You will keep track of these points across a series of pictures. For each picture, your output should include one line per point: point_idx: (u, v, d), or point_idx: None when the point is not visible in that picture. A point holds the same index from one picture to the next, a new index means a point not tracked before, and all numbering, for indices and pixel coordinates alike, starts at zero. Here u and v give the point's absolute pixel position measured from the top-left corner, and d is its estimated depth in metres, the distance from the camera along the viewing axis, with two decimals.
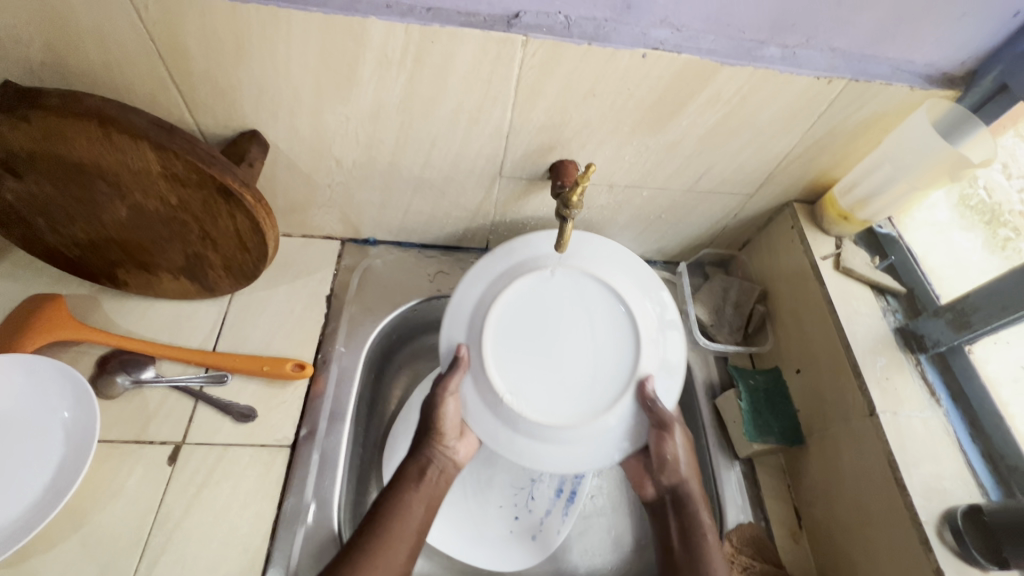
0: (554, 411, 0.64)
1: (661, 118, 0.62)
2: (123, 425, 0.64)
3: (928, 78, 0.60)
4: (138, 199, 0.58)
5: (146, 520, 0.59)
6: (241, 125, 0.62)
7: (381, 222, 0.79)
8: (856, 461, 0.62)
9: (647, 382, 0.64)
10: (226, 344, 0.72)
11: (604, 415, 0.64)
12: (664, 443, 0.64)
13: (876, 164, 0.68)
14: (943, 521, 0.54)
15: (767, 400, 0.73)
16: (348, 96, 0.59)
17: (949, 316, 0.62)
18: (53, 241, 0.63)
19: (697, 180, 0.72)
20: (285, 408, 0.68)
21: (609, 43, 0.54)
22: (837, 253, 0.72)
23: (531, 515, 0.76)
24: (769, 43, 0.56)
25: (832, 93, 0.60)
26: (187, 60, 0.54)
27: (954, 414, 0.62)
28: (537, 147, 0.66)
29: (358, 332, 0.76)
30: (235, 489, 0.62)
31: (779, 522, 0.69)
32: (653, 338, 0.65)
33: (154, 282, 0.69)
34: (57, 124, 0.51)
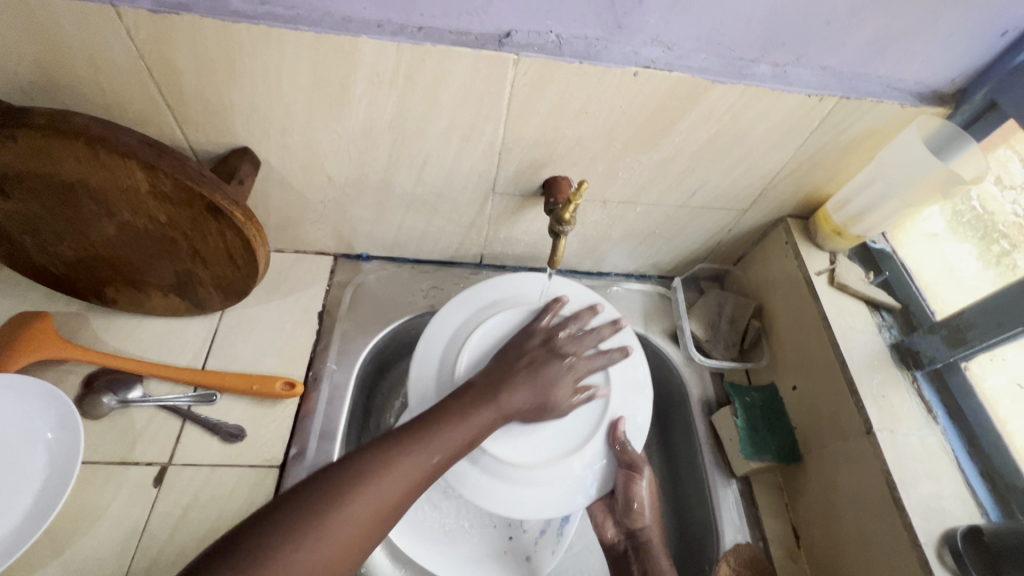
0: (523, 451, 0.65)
1: (654, 135, 0.62)
2: (108, 446, 0.62)
3: (918, 96, 0.60)
4: (126, 217, 0.57)
5: (130, 545, 0.57)
6: (232, 142, 0.61)
7: (374, 238, 0.79)
8: (854, 480, 0.61)
9: (618, 424, 0.66)
10: (216, 362, 0.70)
11: (571, 457, 0.64)
12: (633, 485, 0.65)
13: (868, 181, 0.68)
14: (942, 542, 0.53)
15: (764, 417, 0.73)
16: (339, 114, 0.59)
17: (944, 332, 0.61)
18: (41, 259, 0.63)
19: (690, 196, 0.72)
20: (274, 428, 0.67)
21: (600, 62, 0.54)
22: (832, 269, 0.72)
23: (525, 535, 0.75)
24: (760, 62, 0.57)
25: (824, 110, 0.60)
26: (178, 78, 0.54)
27: (951, 432, 0.61)
28: (529, 163, 0.66)
29: (350, 349, 0.76)
30: (222, 511, 0.60)
31: (777, 542, 0.68)
32: (622, 383, 0.69)
33: (144, 300, 0.69)
34: (45, 143, 0.50)
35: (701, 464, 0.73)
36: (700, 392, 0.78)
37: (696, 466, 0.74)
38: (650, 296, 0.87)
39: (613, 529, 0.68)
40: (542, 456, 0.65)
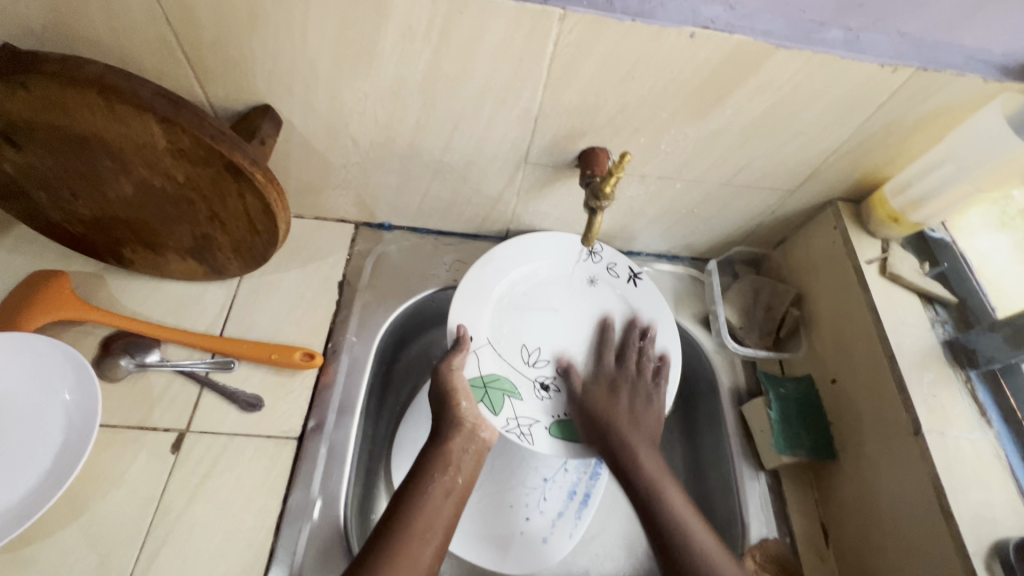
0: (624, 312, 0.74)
1: (706, 105, 0.57)
2: (126, 410, 0.62)
3: (1003, 70, 0.54)
4: (142, 174, 0.54)
5: (147, 510, 0.57)
6: (252, 98, 0.58)
7: (397, 207, 0.76)
8: (894, 479, 0.58)
9: (562, 358, 0.71)
10: (234, 328, 0.69)
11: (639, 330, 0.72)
12: (618, 395, 0.67)
13: (936, 163, 0.62)
14: (991, 554, 0.50)
15: (799, 410, 0.69)
16: (367, 70, 0.55)
17: (1008, 331, 0.57)
18: (55, 217, 0.60)
19: (736, 173, 0.67)
20: (292, 398, 0.65)
21: (653, 20, 0.49)
22: (883, 258, 0.67)
23: (542, 516, 0.74)
24: (832, 25, 0.51)
25: (896, 83, 0.54)
26: (198, 29, 0.50)
27: (1005, 437, 0.57)
28: (566, 132, 0.61)
29: (369, 321, 0.73)
30: (239, 481, 0.59)
31: (804, 537, 0.65)
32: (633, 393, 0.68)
33: (161, 262, 0.66)
34: (55, 92, 0.47)
35: (728, 453, 0.70)
36: (730, 380, 0.74)
37: (721, 458, 0.72)
38: (682, 278, 0.84)
39: (648, 460, 0.63)
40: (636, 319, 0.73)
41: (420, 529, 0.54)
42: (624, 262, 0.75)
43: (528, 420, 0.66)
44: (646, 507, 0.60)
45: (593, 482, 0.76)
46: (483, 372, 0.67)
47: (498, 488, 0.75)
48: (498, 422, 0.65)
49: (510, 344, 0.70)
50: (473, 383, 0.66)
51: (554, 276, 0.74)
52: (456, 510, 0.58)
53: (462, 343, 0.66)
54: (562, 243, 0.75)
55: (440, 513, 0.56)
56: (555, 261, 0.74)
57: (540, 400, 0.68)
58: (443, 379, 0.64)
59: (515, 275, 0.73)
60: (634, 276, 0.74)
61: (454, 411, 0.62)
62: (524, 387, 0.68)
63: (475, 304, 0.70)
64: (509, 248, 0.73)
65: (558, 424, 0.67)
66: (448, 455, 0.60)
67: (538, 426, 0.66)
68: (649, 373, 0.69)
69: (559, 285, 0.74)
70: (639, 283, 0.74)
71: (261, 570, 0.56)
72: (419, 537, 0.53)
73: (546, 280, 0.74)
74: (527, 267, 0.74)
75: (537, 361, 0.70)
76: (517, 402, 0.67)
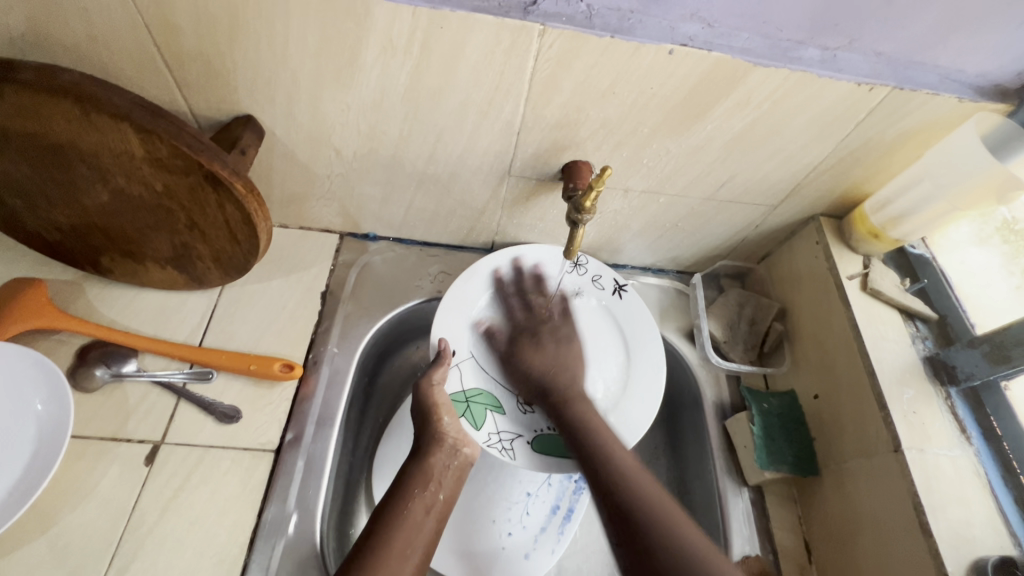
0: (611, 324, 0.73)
1: (687, 121, 0.58)
2: (100, 421, 0.61)
3: (978, 90, 0.55)
4: (120, 183, 0.53)
5: (117, 525, 0.56)
6: (234, 109, 0.58)
7: (381, 218, 0.76)
8: (876, 497, 0.57)
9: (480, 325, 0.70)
10: (213, 339, 0.68)
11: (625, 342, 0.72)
12: (535, 346, 0.68)
13: (915, 180, 0.63)
14: (971, 572, 0.50)
15: (782, 425, 0.69)
16: (349, 82, 0.55)
17: (986, 348, 0.57)
18: (32, 224, 0.59)
19: (718, 188, 0.67)
20: (271, 411, 0.64)
21: (632, 37, 0.49)
22: (865, 273, 0.68)
23: (525, 532, 0.73)
24: (809, 44, 0.52)
25: (874, 101, 0.55)
26: (178, 39, 0.51)
27: (986, 455, 0.57)
28: (548, 145, 0.62)
29: (352, 332, 0.73)
30: (214, 495, 0.58)
31: (787, 555, 0.64)
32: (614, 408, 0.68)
33: (140, 271, 0.66)
34: (32, 100, 0.46)
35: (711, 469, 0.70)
36: (715, 395, 0.74)
37: (705, 473, 0.71)
38: (667, 292, 0.84)
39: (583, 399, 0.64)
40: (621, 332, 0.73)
41: (400, 547, 0.53)
42: (609, 275, 0.75)
43: (510, 435, 0.65)
44: (621, 513, 0.53)
45: (576, 496, 0.76)
46: (465, 387, 0.66)
47: (480, 503, 0.75)
48: (480, 437, 0.64)
49: (494, 358, 0.69)
50: (456, 398, 0.65)
51: (539, 289, 0.74)
52: (438, 527, 0.57)
53: (444, 357, 0.65)
54: (549, 255, 0.74)
55: (421, 531, 0.55)
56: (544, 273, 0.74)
57: (524, 415, 0.67)
58: (424, 394, 0.63)
59: (500, 287, 0.72)
60: (618, 289, 0.74)
61: (435, 426, 0.62)
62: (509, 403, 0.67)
63: (460, 315, 0.70)
64: (496, 259, 0.73)
65: (542, 440, 0.65)
66: (429, 471, 0.59)
67: (521, 441, 0.65)
68: (617, 311, 0.74)
69: (546, 297, 0.73)
70: (624, 296, 0.74)
71: None
72: (400, 554, 0.52)
73: (532, 292, 0.73)
74: (513, 279, 0.73)
75: None
76: (499, 417, 0.66)
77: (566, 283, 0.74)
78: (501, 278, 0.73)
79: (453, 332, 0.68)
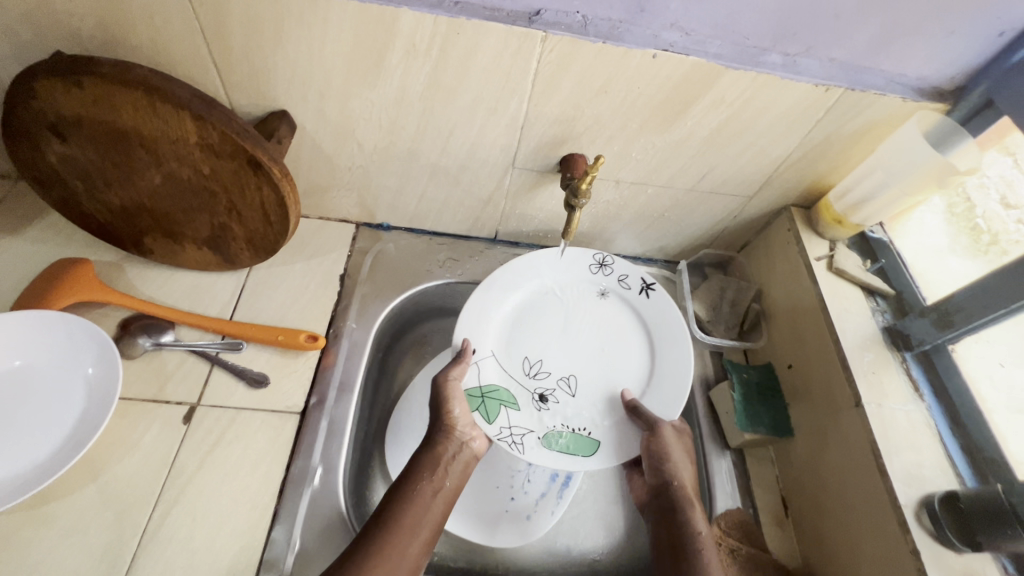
0: (631, 326, 0.77)
1: (669, 117, 0.66)
2: (142, 384, 0.67)
3: (919, 91, 0.63)
4: (172, 166, 0.61)
5: (160, 474, 0.61)
6: (271, 105, 0.66)
7: (395, 208, 0.83)
8: (841, 450, 0.64)
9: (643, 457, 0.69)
10: (243, 314, 0.75)
11: (648, 344, 0.76)
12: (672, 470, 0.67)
13: (868, 172, 0.71)
14: (920, 505, 0.57)
15: (759, 392, 0.76)
16: (375, 81, 0.63)
17: (934, 316, 0.65)
18: (87, 206, 0.66)
19: (700, 180, 0.76)
20: (296, 377, 0.71)
21: (621, 42, 0.58)
22: (830, 255, 0.76)
23: (526, 496, 0.80)
24: (772, 51, 0.60)
25: (830, 101, 0.63)
26: (229, 42, 0.58)
27: (937, 410, 0.64)
28: (549, 139, 0.70)
29: (369, 310, 0.80)
30: (246, 450, 0.64)
31: (766, 509, 0.71)
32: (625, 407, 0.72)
33: (178, 252, 0.72)
34: (106, 90, 0.53)
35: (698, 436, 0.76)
36: (700, 369, 0.81)
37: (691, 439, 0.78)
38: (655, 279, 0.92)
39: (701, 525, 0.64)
40: (643, 334, 0.77)
41: (408, 523, 0.58)
42: (636, 275, 0.78)
43: (521, 430, 0.71)
44: None
45: None
46: (482, 383, 0.72)
47: (486, 471, 0.82)
48: (492, 430, 0.70)
49: (513, 357, 0.75)
50: (471, 393, 0.71)
51: (566, 291, 0.79)
52: (445, 509, 0.62)
53: (463, 356, 0.71)
54: (569, 257, 0.78)
55: (429, 512, 0.60)
56: (569, 276, 0.79)
57: (536, 411, 0.73)
58: (440, 388, 0.69)
59: (522, 292, 0.78)
60: (645, 288, 0.77)
61: (447, 418, 0.67)
62: (522, 399, 0.73)
63: (482, 310, 0.76)
64: (524, 260, 0.78)
65: (550, 435, 0.71)
66: (437, 460, 0.64)
67: (531, 436, 0.71)
68: (639, 312, 0.77)
69: (570, 298, 0.78)
70: (651, 295, 0.77)
71: (264, 530, 0.60)
72: (408, 531, 0.57)
73: (557, 294, 0.78)
74: (542, 281, 0.79)
75: (538, 372, 0.75)
76: (513, 411, 0.72)
77: (590, 282, 0.79)
78: (525, 278, 0.78)
79: (475, 334, 0.74)
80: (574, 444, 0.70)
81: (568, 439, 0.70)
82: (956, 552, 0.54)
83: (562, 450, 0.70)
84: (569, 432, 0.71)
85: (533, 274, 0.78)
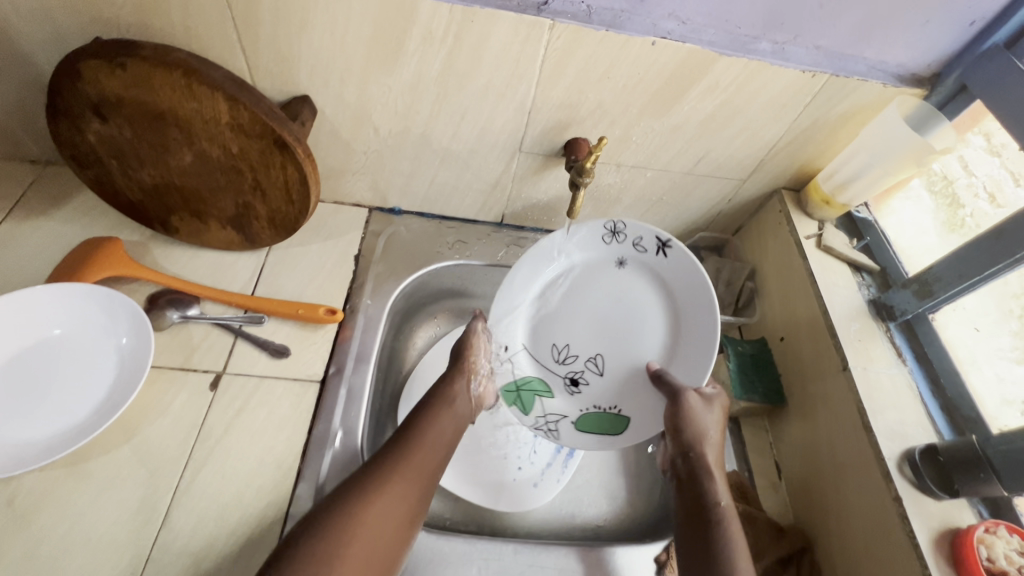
0: (653, 294, 0.75)
1: (667, 102, 0.71)
2: (170, 354, 0.70)
3: (898, 77, 0.69)
4: (204, 146, 0.65)
5: (190, 436, 0.65)
6: (294, 90, 0.70)
7: (406, 192, 0.87)
8: (830, 412, 0.69)
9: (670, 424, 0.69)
10: (263, 291, 0.79)
11: (670, 309, 0.74)
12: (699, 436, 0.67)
13: (854, 153, 0.76)
14: (903, 458, 0.61)
15: (754, 364, 0.80)
16: (393, 68, 0.67)
17: (915, 286, 0.70)
18: (121, 184, 0.70)
19: (696, 163, 0.80)
20: (316, 348, 0.74)
21: (623, 30, 0.62)
22: (819, 234, 0.80)
23: (533, 466, 0.84)
24: (762, 39, 0.65)
25: (816, 87, 0.68)
26: (257, 30, 0.63)
27: (919, 374, 0.69)
28: (554, 123, 0.74)
29: (383, 288, 0.84)
30: (270, 414, 0.68)
31: (761, 472, 0.76)
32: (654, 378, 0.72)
33: (203, 231, 0.76)
34: (147, 71, 0.58)
35: None
36: None
37: None
38: None
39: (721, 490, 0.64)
40: (664, 299, 0.75)
41: (427, 441, 0.63)
42: (651, 234, 0.73)
43: (557, 416, 0.75)
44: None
45: None
46: (517, 376, 0.77)
47: (494, 443, 0.85)
48: (529, 420, 0.76)
49: (541, 346, 0.78)
50: (507, 389, 0.77)
51: (587, 268, 0.78)
52: (455, 436, 0.67)
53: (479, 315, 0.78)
54: (584, 229, 0.76)
55: (443, 436, 0.66)
56: (588, 248, 0.77)
57: (569, 395, 0.76)
58: (465, 341, 0.76)
59: (544, 277, 0.79)
60: (662, 247, 0.73)
61: (465, 365, 0.74)
62: (555, 385, 0.77)
63: (510, 302, 0.78)
64: (542, 246, 0.76)
65: (583, 418, 0.75)
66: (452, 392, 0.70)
67: (566, 421, 0.75)
68: (659, 278, 0.75)
69: (592, 275, 0.78)
70: (668, 254, 0.73)
71: (289, 487, 0.64)
72: (426, 447, 0.63)
73: (580, 273, 0.78)
74: (563, 261, 0.78)
75: (567, 357, 0.77)
76: (547, 399, 0.76)
77: (608, 251, 0.76)
78: (546, 260, 0.78)
79: (505, 330, 0.78)
80: (606, 422, 0.74)
81: (597, 419, 0.74)
82: (936, 499, 0.59)
83: (594, 430, 0.74)
84: (600, 412, 0.74)
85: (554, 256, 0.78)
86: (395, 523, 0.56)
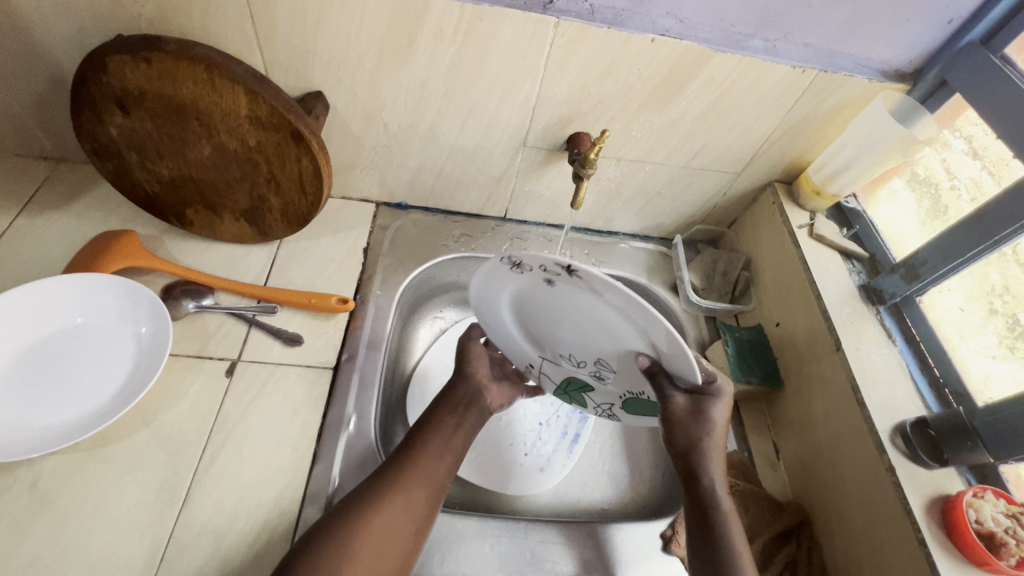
0: (598, 307, 0.56)
1: (665, 98, 0.74)
2: (186, 342, 0.72)
3: (883, 73, 0.73)
4: (222, 138, 0.67)
5: (207, 420, 0.67)
6: (308, 86, 0.72)
7: (413, 187, 0.90)
8: (824, 390, 0.72)
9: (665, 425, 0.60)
10: (275, 282, 0.81)
11: (626, 319, 0.55)
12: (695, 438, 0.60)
13: (844, 144, 0.79)
14: (895, 431, 0.64)
15: (752, 349, 0.83)
16: (404, 64, 0.70)
17: (903, 271, 0.73)
18: (139, 176, 0.72)
19: (692, 157, 0.84)
20: (328, 336, 0.77)
21: (624, 28, 0.66)
22: (811, 223, 0.84)
23: (539, 452, 0.86)
24: (755, 36, 0.69)
25: (806, 82, 0.72)
26: (274, 27, 0.65)
27: (907, 354, 0.72)
28: (557, 118, 0.77)
29: (391, 279, 0.86)
30: (285, 399, 0.70)
31: (761, 453, 0.78)
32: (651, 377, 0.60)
33: (216, 223, 0.78)
34: (171, 66, 0.60)
35: None
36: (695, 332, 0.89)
37: None
38: (653, 254, 0.99)
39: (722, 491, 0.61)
40: (614, 311, 0.55)
41: (434, 448, 0.65)
42: (548, 260, 0.53)
43: (608, 403, 0.71)
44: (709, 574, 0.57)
45: (581, 424, 0.89)
46: (558, 381, 0.73)
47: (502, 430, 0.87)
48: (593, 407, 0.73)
49: (551, 353, 0.69)
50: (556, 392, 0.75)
51: (526, 291, 0.61)
52: (466, 437, 0.70)
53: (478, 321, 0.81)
54: (492, 270, 0.60)
55: (452, 439, 0.68)
56: (511, 276, 0.61)
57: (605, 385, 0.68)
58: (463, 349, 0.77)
59: (501, 298, 0.66)
60: (570, 270, 0.52)
61: (470, 371, 0.75)
62: (587, 381, 0.69)
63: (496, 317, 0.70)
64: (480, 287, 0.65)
65: (628, 404, 0.67)
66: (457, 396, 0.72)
67: (618, 407, 0.70)
68: (596, 294, 0.54)
69: (531, 293, 0.61)
70: (580, 275, 0.52)
71: (306, 468, 0.65)
72: (434, 454, 0.65)
73: (521, 294, 0.62)
74: (500, 288, 0.64)
75: (578, 361, 0.66)
76: (592, 392, 0.71)
77: (527, 277, 0.58)
78: (491, 287, 0.65)
79: (515, 352, 0.74)
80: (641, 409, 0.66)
81: (637, 404, 0.66)
82: (926, 468, 0.62)
83: (644, 413, 0.67)
84: (633, 399, 0.66)
85: (492, 283, 0.63)
86: (407, 525, 0.58)
